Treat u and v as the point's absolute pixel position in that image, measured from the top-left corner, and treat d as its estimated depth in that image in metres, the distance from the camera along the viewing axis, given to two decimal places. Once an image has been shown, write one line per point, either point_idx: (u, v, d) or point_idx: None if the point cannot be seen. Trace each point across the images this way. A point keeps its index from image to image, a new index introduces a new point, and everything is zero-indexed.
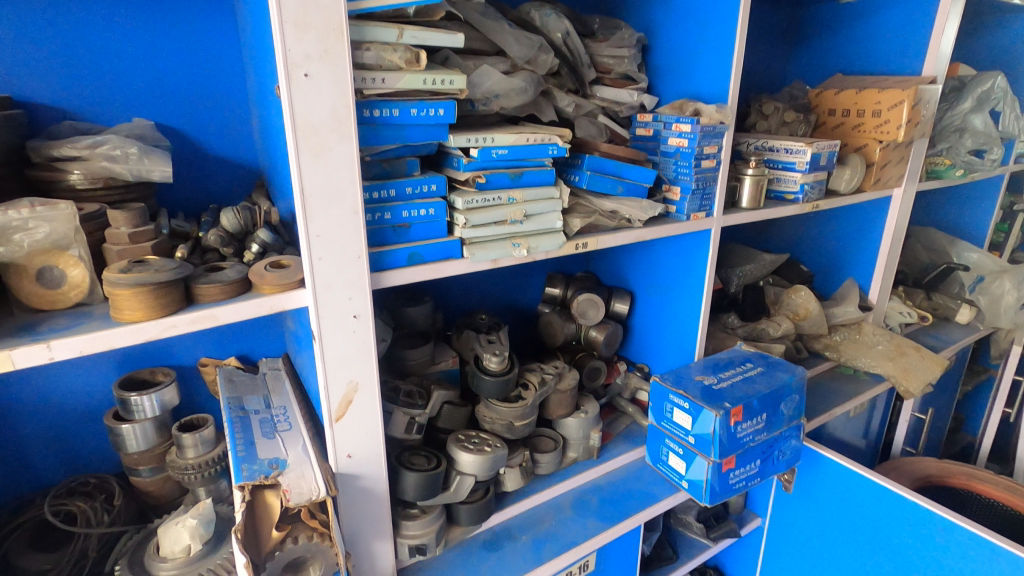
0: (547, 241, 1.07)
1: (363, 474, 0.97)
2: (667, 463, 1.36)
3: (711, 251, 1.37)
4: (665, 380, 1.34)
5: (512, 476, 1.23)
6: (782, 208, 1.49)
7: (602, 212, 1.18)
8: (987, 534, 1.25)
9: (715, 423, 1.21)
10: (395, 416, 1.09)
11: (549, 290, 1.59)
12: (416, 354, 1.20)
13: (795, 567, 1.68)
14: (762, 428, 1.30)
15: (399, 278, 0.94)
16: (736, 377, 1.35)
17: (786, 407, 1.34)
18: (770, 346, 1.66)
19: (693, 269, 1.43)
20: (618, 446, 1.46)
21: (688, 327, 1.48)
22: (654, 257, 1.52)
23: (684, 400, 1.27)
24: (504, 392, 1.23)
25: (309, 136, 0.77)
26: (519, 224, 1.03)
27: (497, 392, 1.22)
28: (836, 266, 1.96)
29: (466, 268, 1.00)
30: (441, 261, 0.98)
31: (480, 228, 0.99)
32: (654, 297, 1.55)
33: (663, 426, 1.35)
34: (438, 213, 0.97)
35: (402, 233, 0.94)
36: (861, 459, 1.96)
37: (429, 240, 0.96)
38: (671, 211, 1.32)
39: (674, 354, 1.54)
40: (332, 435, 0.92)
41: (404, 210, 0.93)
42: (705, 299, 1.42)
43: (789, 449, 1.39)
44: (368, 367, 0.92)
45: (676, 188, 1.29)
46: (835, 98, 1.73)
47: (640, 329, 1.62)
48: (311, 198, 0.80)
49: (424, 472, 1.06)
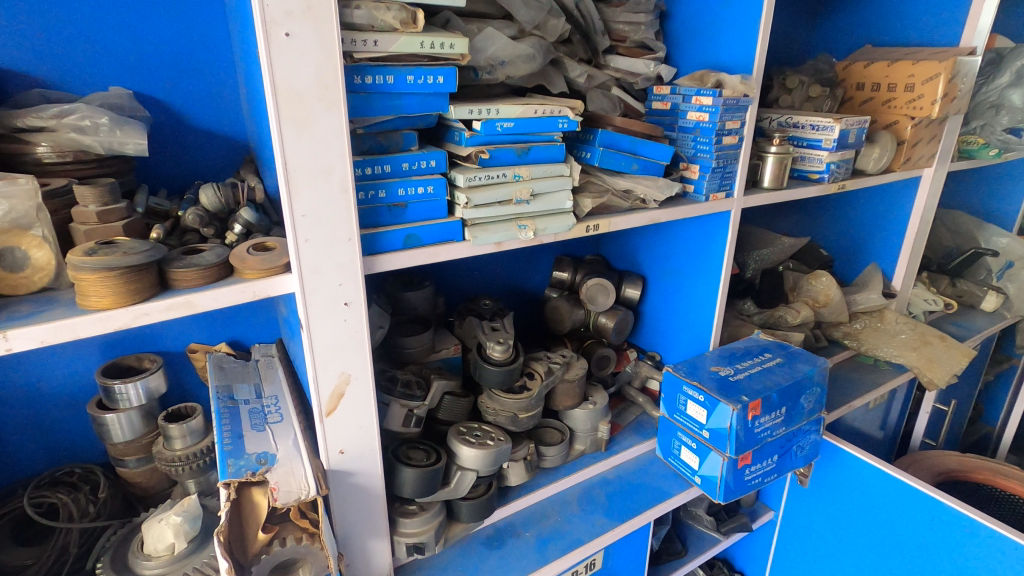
0: (555, 224, 0.99)
1: (357, 470, 0.91)
2: (679, 457, 1.29)
3: (730, 235, 1.29)
4: (679, 370, 1.27)
5: (516, 470, 1.18)
6: (806, 189, 1.40)
7: (615, 190, 1.10)
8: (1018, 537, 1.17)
9: (731, 418, 1.14)
10: (392, 408, 1.03)
11: (557, 275, 1.51)
12: (416, 342, 1.13)
13: (810, 562, 1.62)
14: (780, 423, 1.23)
15: (395, 262, 0.86)
16: (754, 368, 1.27)
17: (807, 401, 1.27)
18: (788, 334, 1.58)
19: (711, 253, 1.34)
20: (627, 438, 1.40)
21: (704, 314, 1.40)
22: (668, 240, 1.44)
23: (698, 392, 1.20)
24: (508, 382, 1.16)
25: (293, 105, 0.70)
26: (526, 204, 0.95)
27: (501, 383, 1.15)
28: (858, 251, 1.87)
29: (467, 251, 0.93)
30: (441, 243, 0.90)
31: (484, 208, 0.92)
32: (667, 283, 1.47)
33: (676, 419, 1.29)
34: (438, 191, 0.89)
35: (399, 213, 0.87)
36: (878, 450, 1.90)
37: (427, 221, 0.89)
38: (688, 191, 1.23)
39: (687, 342, 1.47)
40: (323, 430, 0.86)
41: (400, 187, 0.86)
42: (723, 285, 1.34)
43: (808, 443, 1.32)
44: (361, 357, 0.85)
45: (694, 166, 1.21)
46: (865, 71, 1.61)
47: (652, 315, 1.54)
48: (296, 174, 0.72)
49: (423, 467, 1.00)
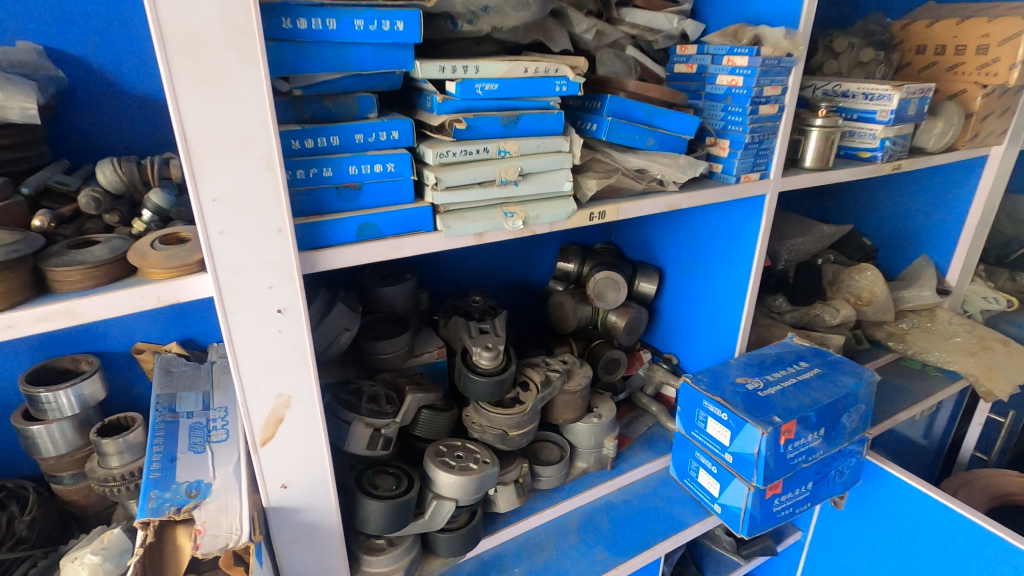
0: (550, 211, 0.81)
1: (305, 505, 0.77)
2: (696, 481, 1.13)
3: (764, 223, 1.09)
4: (698, 382, 1.10)
5: (506, 495, 1.03)
6: (856, 170, 1.19)
7: (627, 169, 0.91)
8: None
9: (760, 443, 0.96)
10: (355, 428, 0.87)
11: (562, 266, 1.33)
12: (390, 347, 0.97)
13: None
14: (817, 446, 1.05)
15: (347, 258, 0.70)
16: (789, 381, 1.09)
17: (849, 420, 1.09)
18: (826, 337, 1.38)
19: (741, 245, 1.15)
20: (637, 455, 1.23)
21: (730, 315, 1.21)
22: (691, 228, 1.25)
23: (722, 410, 1.03)
24: (497, 396, 1.00)
25: (189, 55, 0.52)
26: (514, 186, 0.78)
27: (488, 396, 0.99)
28: (908, 241, 1.64)
29: (440, 244, 0.76)
30: (406, 235, 0.73)
31: (460, 191, 0.74)
32: (688, 277, 1.28)
33: (694, 437, 1.11)
34: (402, 170, 0.71)
35: (351, 197, 0.70)
36: (920, 463, 1.70)
37: (388, 207, 0.72)
38: (716, 171, 1.03)
39: (710, 346, 1.28)
40: (258, 461, 0.71)
41: (353, 165, 0.68)
42: (754, 282, 1.15)
43: (848, 467, 1.14)
44: (303, 375, 0.69)
45: (724, 141, 1.01)
46: (927, 31, 1.38)
47: (670, 313, 1.36)
48: (200, 147, 0.55)
49: (390, 500, 0.85)
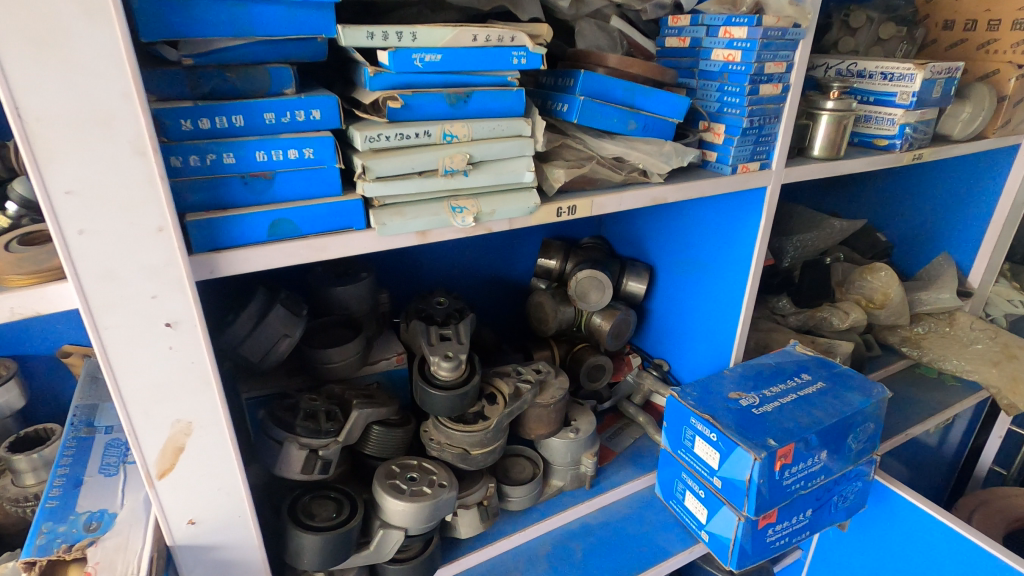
0: (508, 205, 0.70)
1: (219, 542, 0.67)
2: (683, 504, 1.02)
3: (765, 219, 0.97)
4: (686, 397, 0.99)
5: (468, 520, 0.92)
6: (872, 159, 1.05)
7: (603, 157, 0.79)
8: None
9: (753, 469, 0.85)
10: (289, 450, 0.77)
11: (543, 262, 1.22)
12: (337, 355, 0.86)
13: None
14: (819, 471, 0.94)
15: (257, 260, 0.59)
16: (788, 398, 0.98)
17: (855, 441, 0.97)
18: (833, 343, 1.26)
19: (739, 243, 1.02)
20: (620, 472, 1.12)
21: (726, 321, 1.09)
22: (686, 223, 1.12)
23: (710, 429, 0.92)
24: (458, 411, 0.89)
25: (14, 8, 0.41)
26: (464, 176, 0.66)
27: (449, 411, 0.88)
28: (927, 238, 1.51)
29: (375, 243, 0.65)
30: (331, 233, 0.62)
31: (396, 182, 0.63)
32: (681, 277, 1.16)
33: (680, 457, 1.00)
34: (324, 156, 0.60)
35: (261, 187, 0.59)
36: (933, 476, 1.58)
37: (309, 201, 0.61)
38: (710, 160, 0.91)
39: (703, 353, 1.16)
40: (157, 495, 0.61)
41: (261, 150, 0.57)
42: (752, 285, 1.03)
43: (853, 492, 1.02)
44: (206, 398, 0.59)
45: (720, 125, 0.88)
46: (956, 4, 1.24)
47: (661, 315, 1.24)
48: (41, 127, 0.44)
49: (327, 532, 0.75)
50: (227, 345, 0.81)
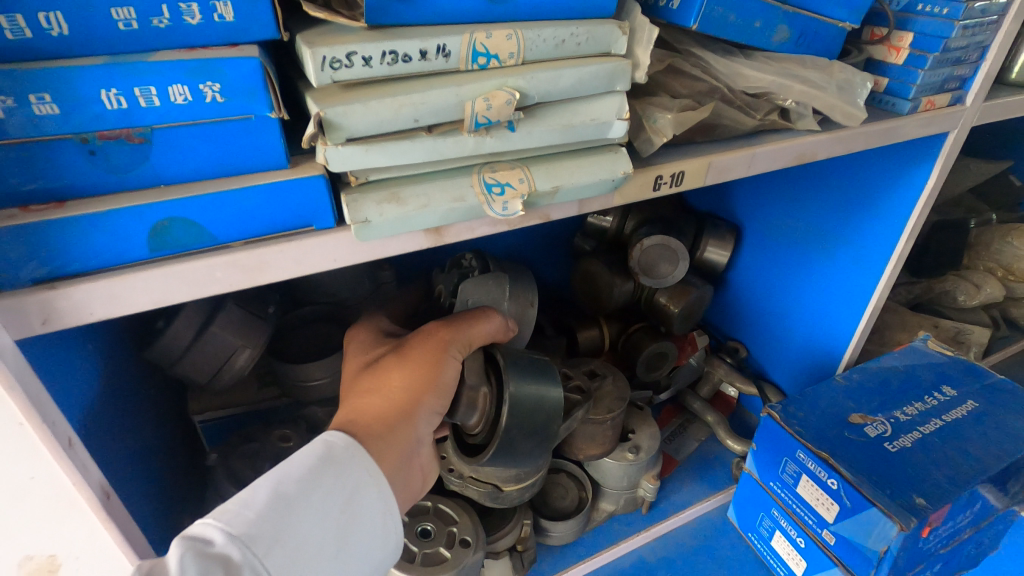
0: (582, 177, 0.41)
1: None
2: (768, 543, 0.80)
3: (935, 180, 0.66)
4: (788, 419, 0.73)
5: (497, 571, 0.72)
6: None
7: (732, 91, 0.48)
8: None
9: (893, 540, 0.61)
10: None
11: (595, 221, 0.93)
12: (322, 369, 0.62)
13: None
14: (967, 525, 0.70)
15: (134, 295, 0.32)
16: (930, 426, 0.73)
17: (1015, 484, 0.73)
18: (963, 327, 0.99)
19: (884, 208, 0.72)
20: (683, 489, 0.90)
21: (843, 309, 0.81)
22: (799, 173, 0.81)
23: (829, 474, 0.67)
24: (547, 440, 0.55)
25: None
26: (509, 131, 0.37)
27: (530, 456, 0.55)
28: None
29: (354, 251, 0.37)
30: (274, 238, 0.35)
31: (385, 146, 0.34)
32: (778, 244, 0.88)
33: (773, 490, 0.77)
34: (246, 100, 0.31)
35: (127, 161, 0.31)
36: None
37: (222, 183, 0.33)
38: (877, 89, 0.59)
39: (801, 344, 0.90)
40: None
41: (113, 87, 0.29)
42: (895, 266, 0.73)
43: (992, 535, 0.79)
44: (82, 524, 0.35)
45: (905, 34, 0.56)
46: None
47: (746, 290, 0.96)
48: None
49: None
50: (158, 363, 0.56)
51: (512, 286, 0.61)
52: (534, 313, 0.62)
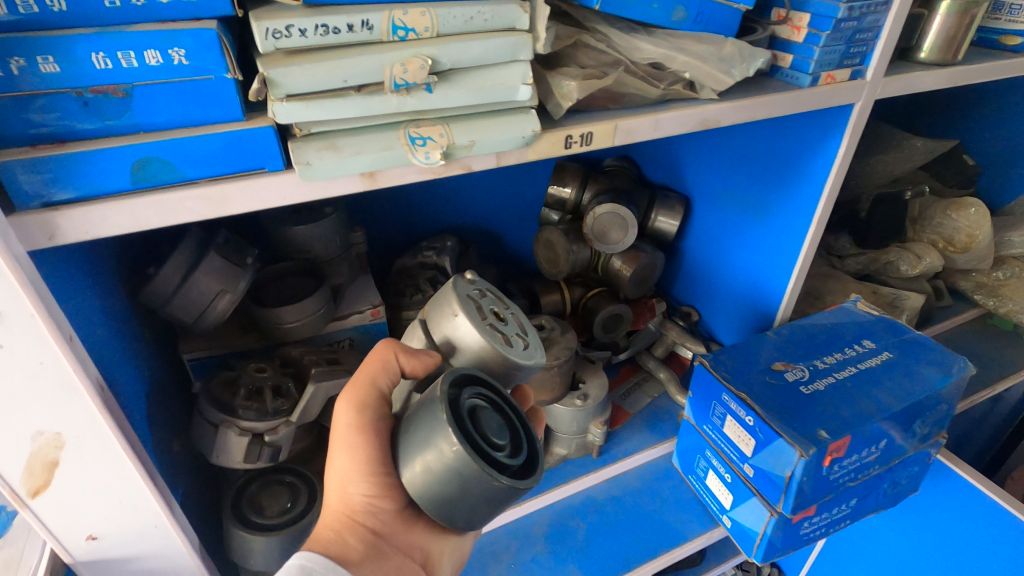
0: (496, 134, 0.49)
1: (132, 555, 0.55)
2: (703, 482, 0.88)
3: (845, 148, 0.74)
4: (719, 367, 0.81)
5: None
6: (996, 64, 0.79)
7: (635, 63, 0.56)
8: None
9: (796, 466, 0.70)
10: (224, 436, 0.62)
11: (556, 192, 1.01)
12: (295, 312, 0.70)
13: None
14: (874, 461, 0.78)
15: (120, 219, 0.41)
16: (845, 373, 0.80)
17: (922, 426, 0.80)
18: (899, 294, 1.06)
19: (807, 175, 0.79)
20: (634, 437, 0.98)
21: (776, 270, 0.88)
22: (738, 145, 0.89)
23: (746, 412, 0.76)
24: (464, 476, 0.44)
25: None
26: (427, 92, 0.45)
27: (483, 492, 0.44)
28: None
29: (301, 191, 0.45)
30: (233, 177, 0.43)
31: (322, 103, 0.42)
32: (723, 212, 0.95)
33: (706, 433, 0.85)
34: (207, 63, 0.39)
35: (114, 111, 0.39)
36: (980, 432, 1.45)
37: (190, 130, 0.41)
38: (784, 65, 0.67)
39: (743, 306, 0.97)
40: (30, 514, 0.48)
41: (100, 50, 0.37)
42: (817, 229, 0.81)
43: (907, 477, 0.88)
44: (80, 409, 0.44)
45: (804, 15, 0.63)
46: None
47: (697, 257, 1.04)
48: None
49: (281, 532, 0.63)
50: (150, 304, 0.65)
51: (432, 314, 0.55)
52: (462, 320, 0.52)
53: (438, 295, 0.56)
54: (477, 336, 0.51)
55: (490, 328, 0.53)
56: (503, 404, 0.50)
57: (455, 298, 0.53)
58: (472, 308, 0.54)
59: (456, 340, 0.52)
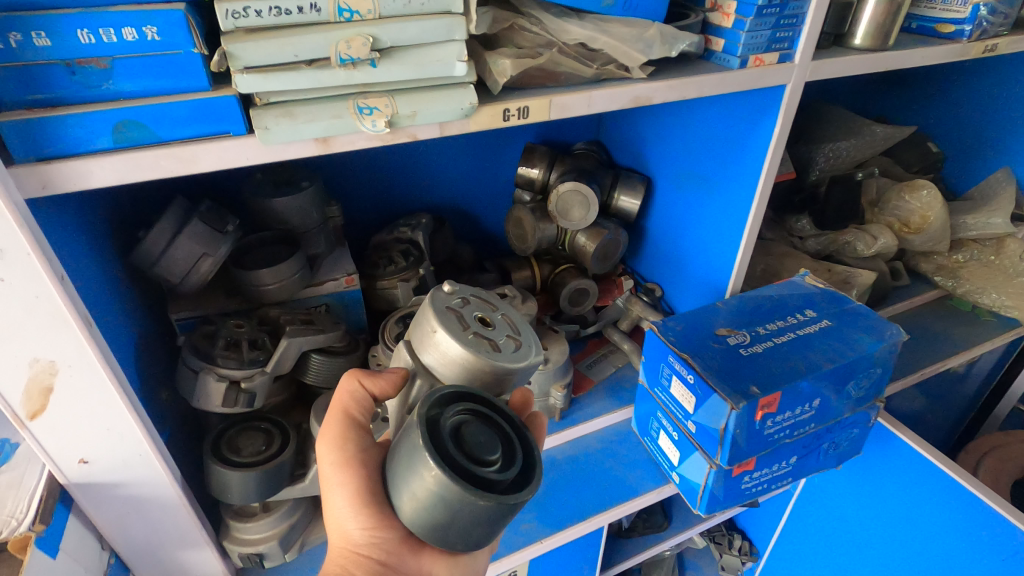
0: (436, 106, 0.55)
1: (119, 481, 0.62)
2: (656, 443, 0.95)
3: (780, 127, 0.80)
4: (667, 333, 0.87)
5: None
6: (930, 49, 0.85)
7: (567, 45, 0.63)
8: None
9: (728, 418, 0.76)
10: (204, 382, 0.69)
11: (524, 172, 1.07)
12: (271, 275, 0.77)
13: (807, 539, 1.31)
14: (808, 419, 0.84)
15: (102, 173, 0.47)
16: (784, 338, 0.86)
17: (856, 387, 0.86)
18: (851, 272, 1.12)
19: (748, 153, 0.85)
20: (596, 403, 1.04)
21: (726, 245, 0.94)
22: (691, 125, 0.95)
23: (687, 371, 0.82)
24: (449, 500, 0.46)
25: None
26: (371, 67, 0.51)
27: (471, 512, 0.46)
28: (986, 148, 1.29)
29: (262, 153, 0.52)
30: (201, 139, 0.50)
31: (278, 74, 0.49)
32: (680, 191, 1.01)
33: (656, 395, 0.92)
34: (176, 39, 0.46)
35: (97, 79, 0.46)
36: (946, 411, 1.49)
37: (163, 98, 0.48)
38: (717, 49, 0.73)
39: (699, 281, 1.03)
40: (30, 436, 0.55)
41: (85, 28, 0.44)
42: (760, 204, 0.87)
43: (847, 440, 0.94)
44: (71, 341, 0.51)
45: (731, 2, 0.69)
46: None
47: (659, 236, 1.10)
48: None
49: (256, 469, 0.70)
50: (140, 265, 0.72)
51: (416, 341, 0.60)
52: (441, 336, 0.57)
53: (418, 321, 0.61)
54: (460, 347, 0.56)
55: (474, 337, 0.58)
56: (492, 417, 0.52)
57: (433, 317, 0.58)
58: (451, 323, 0.58)
59: (440, 354, 0.57)
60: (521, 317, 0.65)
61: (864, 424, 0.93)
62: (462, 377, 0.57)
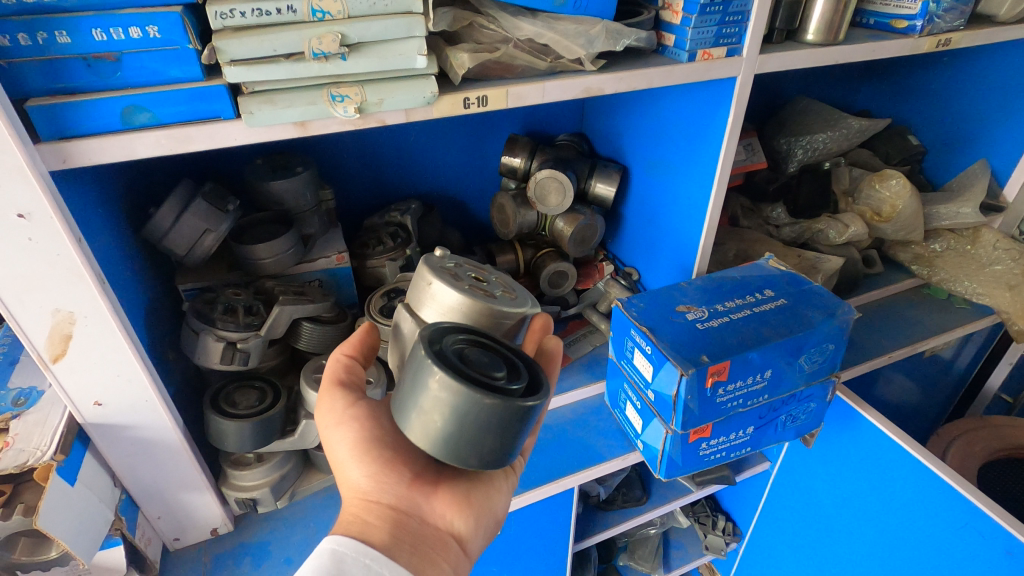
0: (400, 94, 0.63)
1: (129, 423, 0.71)
2: (624, 413, 1.02)
3: (733, 115, 0.86)
4: (632, 308, 0.93)
5: None
6: (880, 44, 0.90)
7: (520, 41, 0.70)
8: (992, 514, 0.88)
9: (679, 384, 0.82)
10: (205, 341, 0.78)
11: (507, 161, 1.14)
12: (267, 250, 0.85)
13: (784, 518, 1.35)
14: (761, 390, 0.90)
15: (112, 150, 0.56)
16: (740, 312, 0.92)
17: (809, 362, 0.92)
18: (820, 258, 1.17)
19: (708, 140, 0.91)
20: (571, 378, 1.10)
21: (692, 227, 1.00)
22: (659, 115, 1.01)
23: (646, 342, 0.88)
24: (459, 405, 0.50)
25: None
26: (342, 60, 0.59)
27: (481, 416, 0.49)
28: (961, 140, 1.33)
29: (248, 134, 0.60)
30: (195, 122, 0.58)
31: (261, 66, 0.57)
32: (653, 178, 1.07)
33: (622, 366, 0.98)
34: (174, 37, 0.55)
35: (108, 71, 0.55)
36: (929, 400, 1.52)
37: (164, 87, 0.56)
38: (669, 44, 0.79)
39: (670, 263, 1.09)
40: (53, 377, 0.65)
41: (98, 27, 0.52)
42: (720, 188, 0.93)
43: (803, 413, 1.00)
44: (85, 294, 0.60)
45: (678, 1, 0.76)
46: None
47: (635, 221, 1.16)
48: None
49: (251, 419, 0.79)
50: (151, 238, 0.81)
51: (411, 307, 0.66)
52: (436, 286, 0.62)
53: (413, 288, 0.66)
54: (456, 293, 0.61)
55: (470, 288, 0.63)
56: (492, 346, 0.57)
57: (426, 272, 0.64)
58: (445, 278, 0.64)
59: (438, 304, 0.62)
60: (511, 280, 0.70)
61: (819, 399, 0.99)
62: (462, 320, 0.62)
